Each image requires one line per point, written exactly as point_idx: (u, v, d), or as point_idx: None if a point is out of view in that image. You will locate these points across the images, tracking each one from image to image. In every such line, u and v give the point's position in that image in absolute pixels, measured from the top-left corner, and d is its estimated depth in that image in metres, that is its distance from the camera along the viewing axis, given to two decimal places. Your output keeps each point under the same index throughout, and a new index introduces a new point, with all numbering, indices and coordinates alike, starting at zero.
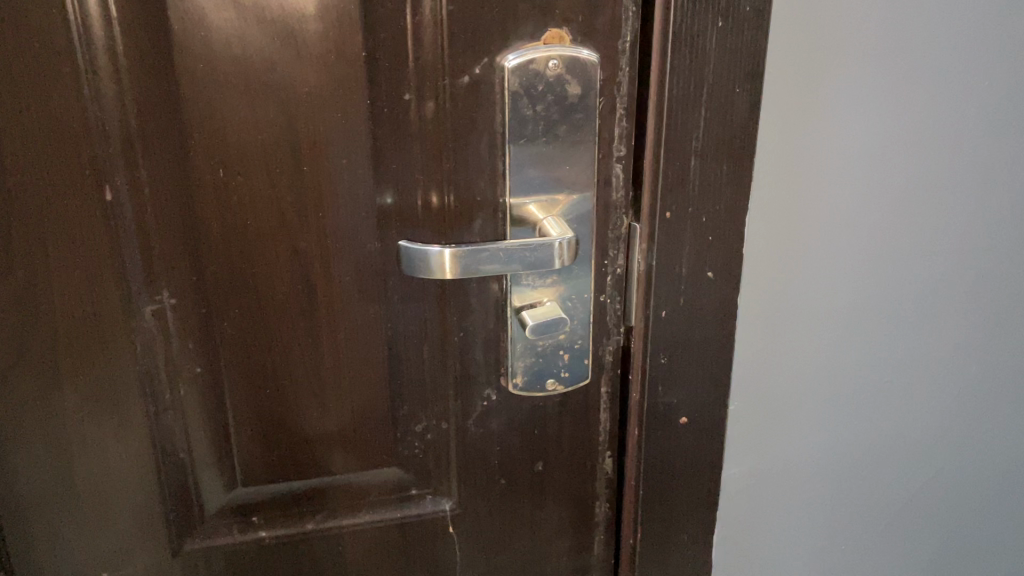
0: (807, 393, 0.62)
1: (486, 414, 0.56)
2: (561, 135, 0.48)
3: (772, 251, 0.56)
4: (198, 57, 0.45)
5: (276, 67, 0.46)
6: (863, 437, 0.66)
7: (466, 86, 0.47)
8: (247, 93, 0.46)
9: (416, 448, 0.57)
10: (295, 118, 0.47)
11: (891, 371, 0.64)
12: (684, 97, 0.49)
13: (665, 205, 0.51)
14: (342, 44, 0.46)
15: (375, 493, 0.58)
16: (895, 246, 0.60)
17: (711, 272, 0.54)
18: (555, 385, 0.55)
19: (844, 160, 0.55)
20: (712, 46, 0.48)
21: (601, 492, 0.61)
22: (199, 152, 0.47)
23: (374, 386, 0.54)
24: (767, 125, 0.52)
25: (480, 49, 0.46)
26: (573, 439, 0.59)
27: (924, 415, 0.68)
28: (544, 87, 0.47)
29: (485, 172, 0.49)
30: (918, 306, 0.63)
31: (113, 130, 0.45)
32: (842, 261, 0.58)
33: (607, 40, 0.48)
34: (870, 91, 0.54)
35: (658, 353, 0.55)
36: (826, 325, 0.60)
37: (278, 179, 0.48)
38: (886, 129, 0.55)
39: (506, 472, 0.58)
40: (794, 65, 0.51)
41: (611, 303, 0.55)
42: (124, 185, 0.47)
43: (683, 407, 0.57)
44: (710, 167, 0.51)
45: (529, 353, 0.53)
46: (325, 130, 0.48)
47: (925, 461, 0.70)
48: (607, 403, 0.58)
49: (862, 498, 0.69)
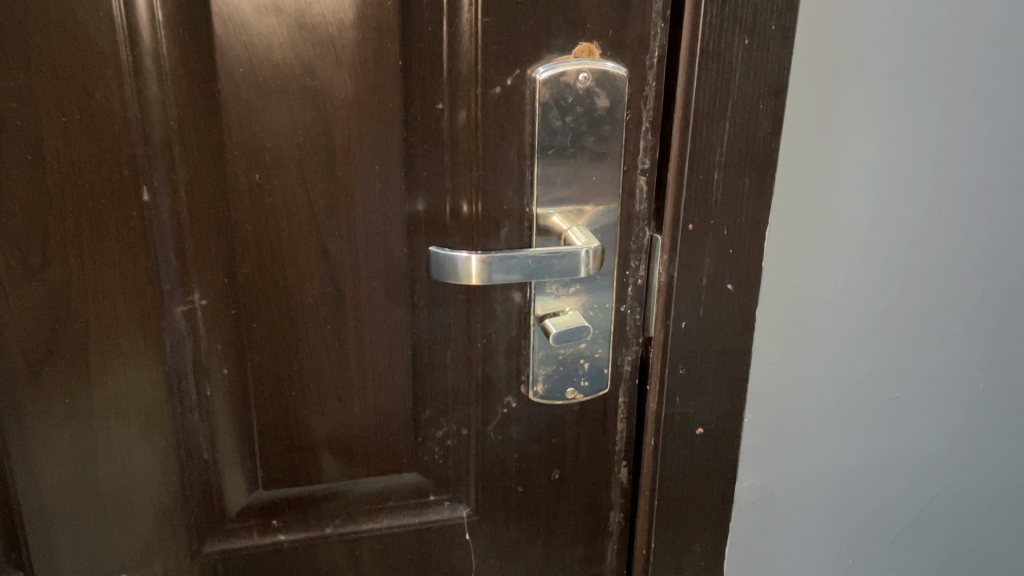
0: (820, 405, 0.63)
1: (506, 420, 0.57)
2: (589, 147, 0.50)
3: (789, 265, 0.57)
4: (238, 61, 0.45)
5: (315, 74, 0.47)
6: (873, 453, 0.67)
7: (498, 96, 0.48)
8: (286, 97, 0.47)
9: (436, 455, 0.57)
10: (331, 123, 0.48)
11: (900, 385, 0.65)
12: (710, 111, 0.50)
13: (688, 218, 0.52)
14: (379, 53, 0.47)
15: (393, 498, 0.58)
16: (909, 262, 0.61)
17: (731, 285, 0.55)
18: (575, 394, 0.56)
19: (862, 175, 0.56)
20: (737, 63, 0.49)
21: (615, 502, 0.61)
22: (236, 155, 0.47)
23: (396, 391, 0.55)
24: (788, 140, 0.53)
25: (514, 60, 0.48)
26: (590, 447, 0.59)
27: (933, 431, 0.69)
28: (573, 98, 0.48)
29: (513, 181, 0.50)
30: (930, 323, 0.64)
31: (154, 131, 0.46)
32: (857, 273, 0.59)
33: (635, 55, 0.49)
34: (888, 107, 0.55)
35: (677, 363, 0.56)
36: (840, 340, 0.61)
37: (312, 182, 0.49)
38: (900, 147, 0.57)
39: (523, 478, 0.59)
40: (816, 82, 0.52)
41: (631, 313, 0.56)
42: (162, 185, 0.47)
43: (700, 417, 0.58)
44: (734, 180, 0.52)
45: (551, 361, 0.54)
46: (360, 136, 0.48)
47: (932, 475, 0.71)
48: (624, 413, 0.59)
49: (870, 513, 0.70)
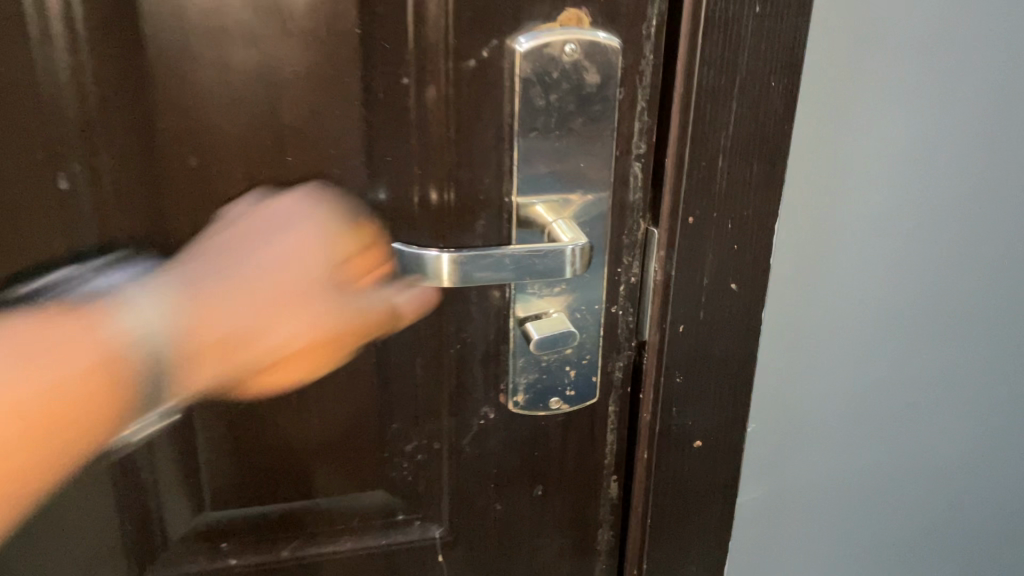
0: (830, 412, 0.57)
1: (483, 433, 0.51)
2: (576, 129, 0.44)
3: (800, 260, 0.51)
4: (166, 28, 0.39)
5: (259, 44, 0.40)
6: (885, 465, 0.62)
7: (472, 70, 0.42)
8: (225, 71, 0.40)
9: (406, 471, 0.52)
10: (279, 102, 0.41)
11: (919, 387, 0.60)
12: (714, 89, 0.44)
13: (688, 209, 0.46)
14: (335, 20, 0.40)
15: (357, 518, 0.53)
16: (931, 256, 0.55)
17: (735, 284, 0.49)
18: (559, 405, 0.50)
19: (883, 163, 0.50)
20: (747, 33, 0.43)
21: (605, 518, 0.56)
22: (168, 138, 0.41)
23: (359, 402, 0.49)
24: (804, 123, 0.47)
25: (490, 29, 0.41)
26: (578, 461, 0.54)
27: (952, 438, 0.63)
28: (558, 74, 0.42)
29: (490, 168, 0.44)
30: (951, 322, 0.58)
31: (70, 110, 0.40)
32: (874, 269, 0.54)
33: (631, 23, 0.43)
34: (914, 87, 0.49)
35: (674, 370, 0.50)
36: (853, 342, 0.56)
37: (257, 169, 0.43)
38: (926, 132, 0.50)
39: (503, 495, 0.53)
40: (836, 58, 0.46)
41: (623, 314, 0.50)
42: (83, 171, 0.41)
43: (698, 428, 0.53)
44: (740, 167, 0.46)
45: (533, 369, 0.49)
46: (312, 115, 0.42)
47: (948, 484, 0.65)
48: (615, 423, 0.53)
49: (882, 524, 0.65)
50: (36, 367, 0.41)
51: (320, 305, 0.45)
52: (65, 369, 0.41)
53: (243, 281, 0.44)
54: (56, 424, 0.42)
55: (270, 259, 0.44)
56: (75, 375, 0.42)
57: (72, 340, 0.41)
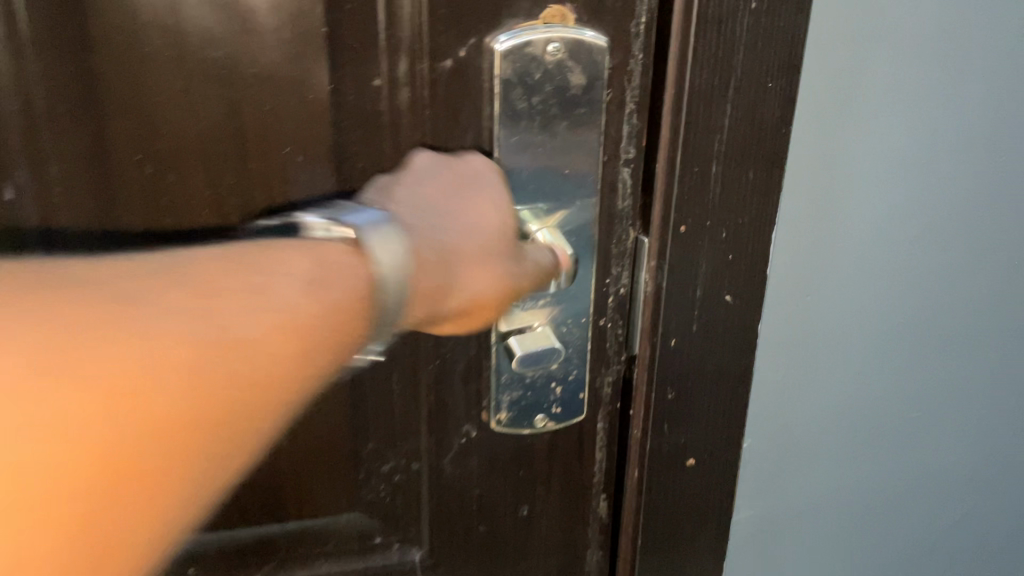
0: (831, 426, 0.55)
1: (465, 452, 0.48)
2: (561, 134, 0.41)
3: (800, 270, 0.48)
4: (118, 25, 0.36)
5: (219, 42, 0.37)
6: (886, 481, 0.59)
7: (449, 71, 0.40)
8: (182, 70, 0.37)
9: (383, 492, 0.49)
10: (241, 105, 0.39)
11: (924, 400, 0.57)
12: (706, 91, 0.41)
13: (679, 218, 0.43)
14: (301, 17, 0.38)
15: (332, 542, 0.50)
16: (938, 265, 0.53)
17: (730, 296, 0.46)
18: (545, 422, 0.48)
19: (888, 168, 0.48)
20: (742, 31, 0.40)
21: (593, 539, 0.53)
22: (121, 145, 0.38)
23: (332, 421, 0.46)
24: (804, 127, 0.44)
25: (467, 27, 0.39)
26: (565, 480, 0.51)
27: (957, 451, 0.61)
28: (541, 75, 0.40)
29: None
30: (957, 332, 0.56)
31: (14, 113, 0.37)
32: (878, 279, 0.51)
33: (618, 20, 0.40)
34: (921, 88, 0.46)
35: (665, 386, 0.48)
36: (855, 355, 0.53)
37: (219, 178, 0.40)
38: (933, 135, 0.48)
39: (486, 517, 0.50)
40: (838, 58, 0.43)
41: (612, 327, 0.47)
42: (28, 181, 0.38)
43: (691, 446, 0.50)
44: (735, 173, 0.43)
45: (516, 386, 0.46)
46: (277, 120, 0.39)
47: (953, 500, 0.63)
48: (604, 441, 0.51)
49: (884, 541, 0.62)
50: (204, 321, 0.29)
51: (501, 260, 0.40)
52: (325, 300, 0.33)
53: (450, 233, 0.38)
54: (119, 469, 0.27)
55: (458, 217, 0.39)
56: (290, 327, 0.31)
57: (249, 297, 0.31)
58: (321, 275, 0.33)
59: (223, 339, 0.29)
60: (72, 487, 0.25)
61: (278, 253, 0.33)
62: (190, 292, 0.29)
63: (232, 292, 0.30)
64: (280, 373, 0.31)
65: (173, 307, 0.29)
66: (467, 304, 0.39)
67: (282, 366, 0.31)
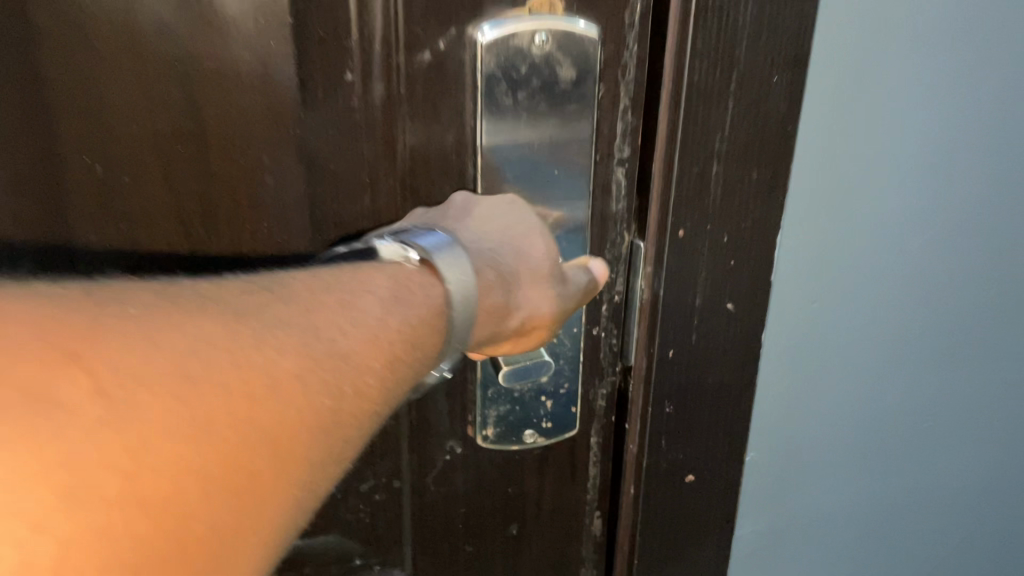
0: (838, 437, 0.52)
1: (449, 471, 0.45)
2: (549, 132, 0.38)
3: (807, 277, 0.45)
4: (64, 17, 0.33)
5: (174, 35, 0.34)
6: (893, 490, 0.57)
7: (428, 64, 0.37)
8: (136, 66, 0.34)
9: (361, 512, 0.45)
10: (201, 103, 0.35)
11: (932, 406, 0.55)
12: (707, 85, 0.38)
13: (677, 222, 0.40)
14: (264, 7, 0.34)
15: (307, 563, 0.47)
16: (949, 267, 0.50)
17: (732, 304, 0.43)
18: (535, 437, 0.45)
19: (900, 167, 0.45)
20: (746, 21, 0.37)
21: (587, 557, 0.51)
22: (71, 147, 0.36)
23: None
24: (814, 125, 0.41)
25: (448, 17, 0.36)
26: (556, 497, 0.48)
27: (964, 458, 0.58)
28: (528, 68, 0.37)
29: (451, 175, 0.39)
30: (967, 336, 0.53)
31: None
32: (887, 283, 0.48)
33: (611, 9, 0.37)
34: (936, 82, 0.43)
35: (663, 400, 0.45)
36: (863, 362, 0.50)
37: (179, 181, 0.37)
38: (946, 132, 0.45)
39: (474, 537, 0.48)
40: (850, 50, 0.40)
41: (606, 337, 0.45)
42: None
43: (690, 462, 0.47)
44: (737, 174, 0.40)
45: (503, 400, 0.44)
46: (241, 119, 0.36)
47: (958, 507, 0.60)
48: (597, 456, 0.48)
49: (889, 552, 0.60)
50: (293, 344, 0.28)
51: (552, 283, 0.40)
52: (404, 315, 0.33)
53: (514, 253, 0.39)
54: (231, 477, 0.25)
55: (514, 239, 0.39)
56: (379, 340, 0.32)
57: (340, 312, 0.31)
58: (400, 292, 0.34)
59: (336, 355, 0.30)
60: (176, 491, 0.23)
61: (359, 275, 0.34)
62: (221, 323, 0.27)
63: (330, 307, 0.31)
64: (378, 386, 0.31)
65: (211, 339, 0.26)
66: (530, 322, 0.39)
67: (370, 382, 0.31)
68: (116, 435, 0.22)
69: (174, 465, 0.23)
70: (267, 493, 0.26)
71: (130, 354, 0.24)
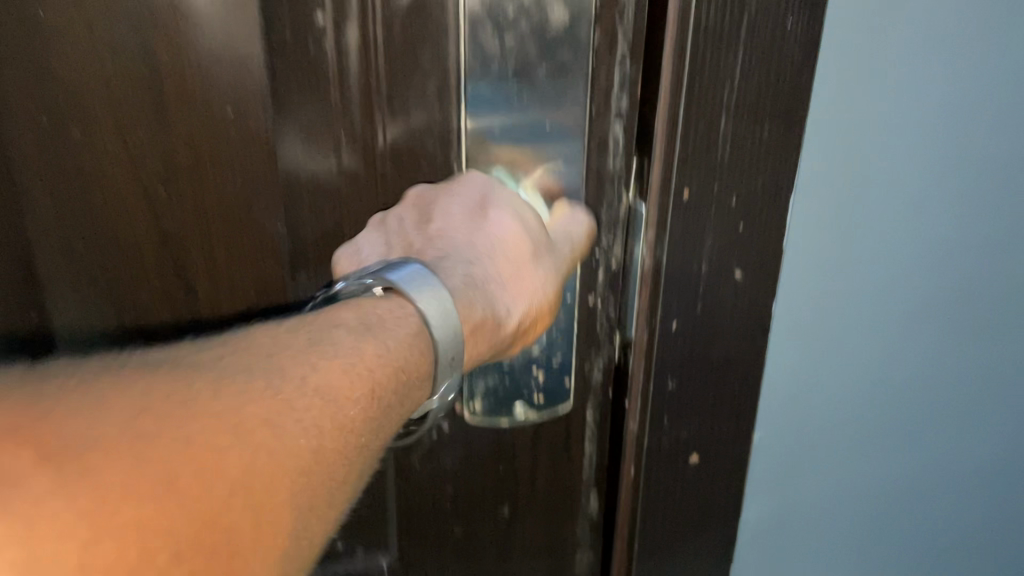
0: (853, 415, 0.49)
1: (435, 447, 0.43)
2: (538, 81, 0.36)
3: (823, 243, 0.42)
4: None
5: None
6: (914, 472, 0.53)
7: (404, 7, 0.34)
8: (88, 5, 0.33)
9: None
10: (156, 44, 0.34)
11: (957, 383, 0.51)
12: (714, 29, 0.34)
13: (682, 181, 0.37)
14: None
15: None
16: (981, 234, 0.46)
17: (741, 271, 0.40)
18: (526, 412, 0.42)
19: (929, 124, 0.41)
20: None
21: (584, 539, 0.48)
22: (26, 91, 0.35)
23: None
24: (833, 76, 0.38)
25: None
26: (550, 475, 0.46)
27: (993, 438, 0.54)
28: (514, 9, 0.34)
29: (432, 127, 0.37)
30: (999, 308, 0.49)
31: None
32: (912, 251, 0.45)
33: None
34: (971, 29, 0.39)
35: (665, 375, 0.41)
36: (883, 336, 0.47)
37: (137, 129, 0.35)
38: (982, 85, 0.41)
39: (464, 518, 0.45)
40: None
41: (601, 305, 0.42)
42: None
43: (694, 441, 0.44)
44: (748, 130, 0.36)
45: (492, 371, 0.41)
46: (202, 62, 0.34)
47: (987, 490, 0.57)
48: (593, 432, 0.45)
49: (910, 537, 0.56)
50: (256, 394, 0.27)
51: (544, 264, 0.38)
52: (377, 341, 0.31)
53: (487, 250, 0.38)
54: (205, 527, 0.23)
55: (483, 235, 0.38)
56: (365, 376, 0.30)
57: (309, 352, 0.30)
58: (370, 322, 0.32)
59: (307, 393, 0.28)
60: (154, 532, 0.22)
61: (328, 315, 0.33)
62: (176, 382, 0.26)
63: (295, 347, 0.30)
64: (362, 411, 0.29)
65: (150, 398, 0.25)
66: (530, 319, 0.38)
67: (353, 410, 0.29)
68: (66, 498, 0.21)
69: (138, 518, 0.22)
70: (251, 534, 0.25)
71: (74, 423, 0.23)
